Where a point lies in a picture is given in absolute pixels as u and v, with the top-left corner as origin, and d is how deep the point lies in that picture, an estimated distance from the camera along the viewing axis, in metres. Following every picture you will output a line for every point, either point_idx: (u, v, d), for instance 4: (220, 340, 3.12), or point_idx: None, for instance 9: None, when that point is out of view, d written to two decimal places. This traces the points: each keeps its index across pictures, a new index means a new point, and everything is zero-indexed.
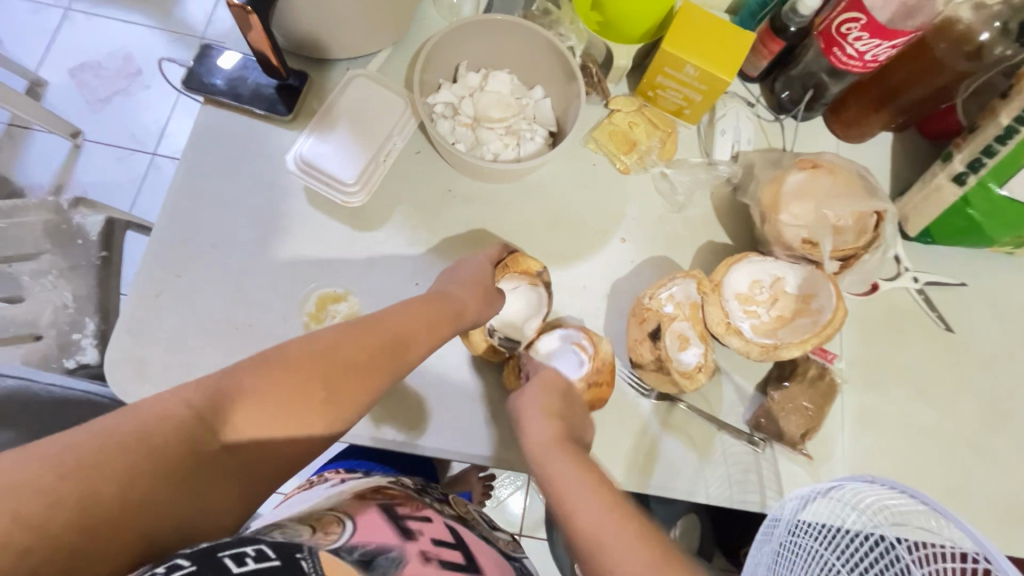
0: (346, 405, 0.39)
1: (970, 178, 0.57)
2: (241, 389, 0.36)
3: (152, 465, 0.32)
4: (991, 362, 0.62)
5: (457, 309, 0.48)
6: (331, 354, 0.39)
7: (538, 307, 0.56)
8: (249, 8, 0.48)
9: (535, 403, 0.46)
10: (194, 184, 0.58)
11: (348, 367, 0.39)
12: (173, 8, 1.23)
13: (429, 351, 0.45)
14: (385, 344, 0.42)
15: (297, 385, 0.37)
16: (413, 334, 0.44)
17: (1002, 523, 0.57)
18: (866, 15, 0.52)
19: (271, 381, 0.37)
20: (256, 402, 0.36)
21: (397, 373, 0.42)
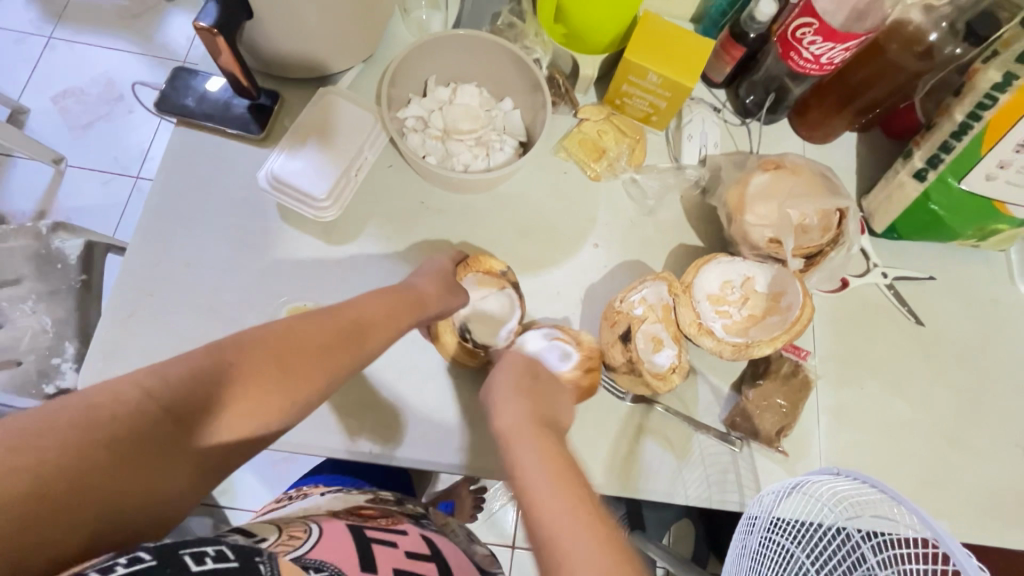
0: (305, 392, 0.39)
1: (929, 175, 0.59)
2: (200, 374, 0.35)
3: (104, 450, 0.31)
4: (962, 353, 0.63)
5: (419, 300, 0.49)
6: (291, 338, 0.39)
7: (509, 309, 0.56)
8: (216, 30, 0.49)
9: (508, 385, 0.44)
10: (167, 203, 0.59)
11: (308, 352, 0.40)
12: (155, 33, 1.25)
13: (391, 340, 0.46)
14: (344, 331, 0.42)
15: (256, 368, 0.37)
16: (373, 321, 0.45)
17: (980, 513, 0.57)
18: (818, 20, 0.54)
19: (228, 364, 0.36)
20: (214, 386, 0.36)
21: (358, 359, 0.43)
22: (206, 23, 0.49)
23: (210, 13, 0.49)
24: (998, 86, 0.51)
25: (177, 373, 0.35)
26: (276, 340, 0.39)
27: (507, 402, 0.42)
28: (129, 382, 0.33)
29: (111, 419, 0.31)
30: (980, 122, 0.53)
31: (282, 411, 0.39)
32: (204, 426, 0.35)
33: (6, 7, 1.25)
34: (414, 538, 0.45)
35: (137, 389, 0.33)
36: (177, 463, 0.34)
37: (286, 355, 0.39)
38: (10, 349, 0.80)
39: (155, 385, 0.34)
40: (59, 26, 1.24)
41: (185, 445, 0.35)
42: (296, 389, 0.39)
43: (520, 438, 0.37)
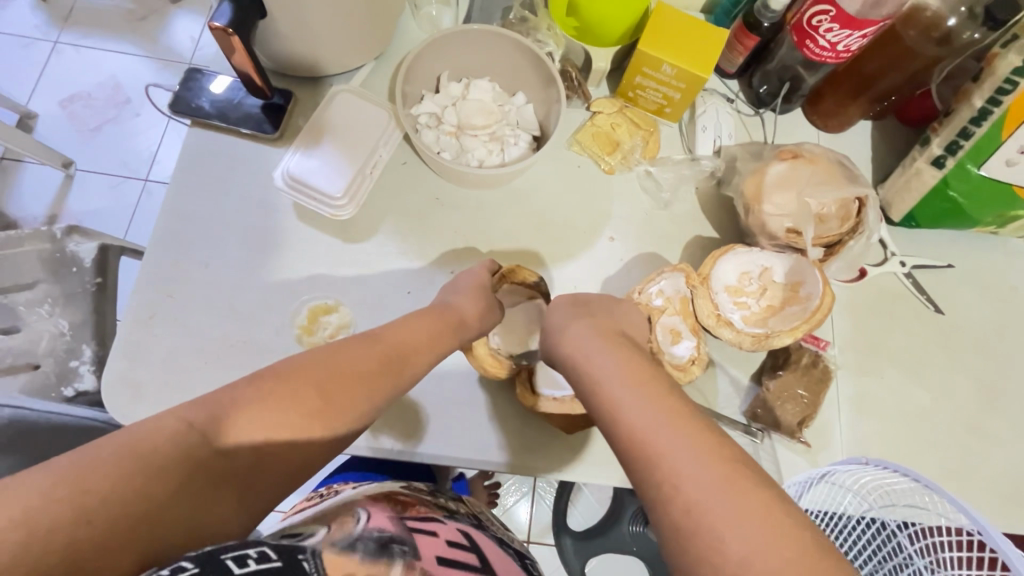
0: (342, 422, 0.38)
1: (948, 161, 0.58)
2: (241, 403, 0.34)
3: (154, 481, 0.30)
4: (983, 341, 0.63)
5: (458, 319, 0.48)
6: (333, 368, 0.38)
7: (536, 319, 0.57)
8: (231, 30, 0.49)
9: (568, 315, 0.47)
10: (184, 204, 0.59)
11: (349, 380, 0.38)
12: (160, 36, 1.25)
13: (432, 363, 0.45)
14: (386, 356, 0.41)
15: (296, 398, 0.36)
16: (415, 346, 0.44)
17: (1002, 502, 0.57)
18: (835, 7, 0.53)
19: (269, 392, 0.35)
20: (255, 416, 0.35)
21: (400, 385, 0.41)
22: (221, 23, 0.48)
23: (225, 13, 0.49)
24: (1018, 70, 0.51)
25: (219, 403, 0.34)
26: (319, 369, 0.38)
27: (566, 326, 0.45)
28: (172, 415, 0.32)
29: (156, 452, 0.31)
30: (999, 108, 0.53)
31: (320, 445, 0.37)
32: (246, 456, 0.34)
33: (12, 12, 1.25)
34: (451, 529, 0.46)
35: (179, 421, 0.32)
36: (221, 495, 0.33)
37: (328, 386, 0.37)
38: (29, 353, 0.81)
39: (197, 417, 0.33)
40: (65, 30, 1.24)
41: (227, 477, 0.34)
42: (332, 421, 0.37)
43: (592, 349, 0.41)
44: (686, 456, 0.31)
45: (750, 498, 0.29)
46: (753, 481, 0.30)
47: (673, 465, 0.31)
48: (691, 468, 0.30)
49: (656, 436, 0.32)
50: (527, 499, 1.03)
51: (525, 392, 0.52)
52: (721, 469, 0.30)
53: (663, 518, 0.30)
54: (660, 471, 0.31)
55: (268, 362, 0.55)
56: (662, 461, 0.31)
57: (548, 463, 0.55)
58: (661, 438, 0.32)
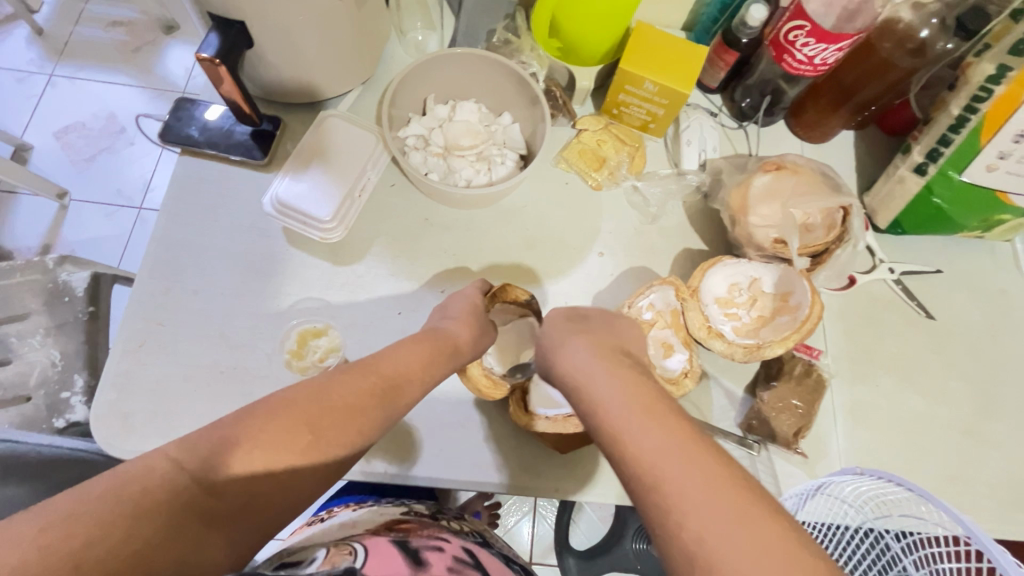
0: (336, 452, 0.37)
1: (930, 169, 0.59)
2: (229, 441, 0.34)
3: (144, 522, 0.29)
4: (975, 345, 0.63)
5: (452, 342, 0.47)
6: (324, 400, 0.37)
7: (528, 335, 0.57)
8: (218, 60, 0.50)
9: (565, 331, 0.45)
10: (173, 232, 0.59)
11: (341, 412, 0.38)
12: (154, 66, 1.27)
13: (427, 393, 0.44)
14: (379, 386, 0.40)
15: (284, 433, 0.35)
16: (410, 372, 0.42)
17: (1005, 509, 0.57)
18: (810, 22, 0.54)
19: (255, 429, 0.34)
20: (245, 452, 0.34)
21: (392, 416, 0.40)
22: (208, 54, 0.50)
23: (212, 44, 0.50)
24: (993, 78, 0.52)
25: (204, 441, 0.33)
26: (308, 402, 0.37)
27: (564, 342, 0.43)
28: (158, 454, 0.32)
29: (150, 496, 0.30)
30: (977, 115, 0.53)
31: (313, 476, 0.37)
32: (237, 495, 0.34)
33: (7, 46, 1.27)
34: (455, 547, 0.46)
35: (166, 462, 0.31)
36: (212, 536, 0.32)
37: (317, 418, 0.37)
38: (20, 385, 0.80)
39: (184, 456, 0.32)
40: (60, 63, 1.26)
41: (214, 519, 0.32)
42: (323, 452, 0.36)
43: (595, 369, 0.38)
44: (710, 492, 0.28)
45: (764, 528, 0.27)
46: (762, 508, 0.28)
47: (682, 497, 0.28)
48: (702, 496, 0.28)
49: (666, 463, 0.30)
50: (528, 519, 1.01)
51: (519, 411, 0.52)
52: (736, 501, 0.28)
53: (672, 555, 0.28)
54: (665, 500, 0.29)
55: (257, 388, 0.55)
56: (665, 491, 0.29)
57: (543, 483, 0.54)
58: (664, 465, 0.30)
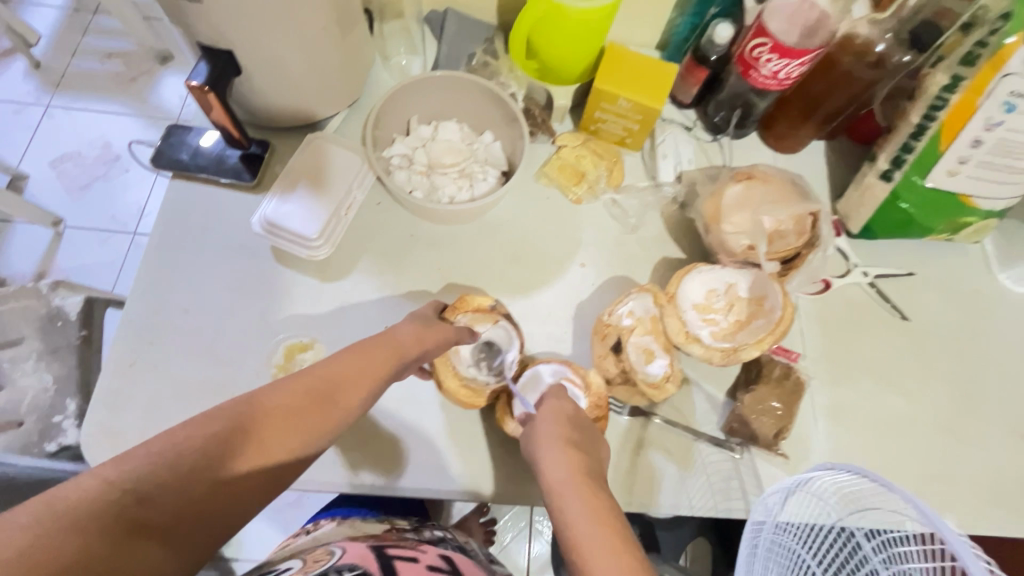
0: (281, 458, 0.40)
1: (895, 175, 0.61)
2: (166, 452, 0.34)
3: (64, 542, 0.29)
4: (949, 345, 0.64)
5: (400, 346, 0.48)
6: (264, 407, 0.40)
7: (506, 340, 0.57)
8: (207, 87, 0.53)
9: (552, 436, 0.45)
10: (164, 253, 0.61)
11: (281, 416, 0.40)
12: (150, 95, 1.30)
13: (368, 397, 0.45)
14: (316, 394, 0.42)
15: (226, 439, 0.37)
16: (351, 378, 0.45)
17: (982, 505, 0.58)
18: (771, 39, 0.57)
19: (192, 440, 0.35)
20: (182, 461, 0.35)
21: (332, 420, 0.43)
22: (198, 81, 0.52)
23: (202, 73, 0.53)
24: (947, 87, 0.54)
25: (140, 456, 0.34)
26: (246, 409, 0.39)
27: (553, 456, 0.42)
28: (92, 473, 0.32)
29: (81, 508, 0.30)
30: (935, 123, 0.56)
31: (263, 481, 0.39)
32: (172, 506, 0.34)
33: (4, 79, 1.30)
34: (431, 556, 0.46)
35: (99, 478, 0.31)
36: (148, 546, 0.32)
37: (255, 424, 0.39)
38: (12, 410, 0.81)
39: (119, 473, 0.32)
40: (57, 95, 1.29)
41: (152, 531, 0.33)
42: (267, 458, 0.39)
43: (568, 486, 0.39)
44: None
45: None
46: None
47: None
48: None
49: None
50: (525, 536, 1.01)
51: (502, 414, 0.53)
52: None
53: None
54: None
55: None
56: None
57: (530, 491, 0.55)
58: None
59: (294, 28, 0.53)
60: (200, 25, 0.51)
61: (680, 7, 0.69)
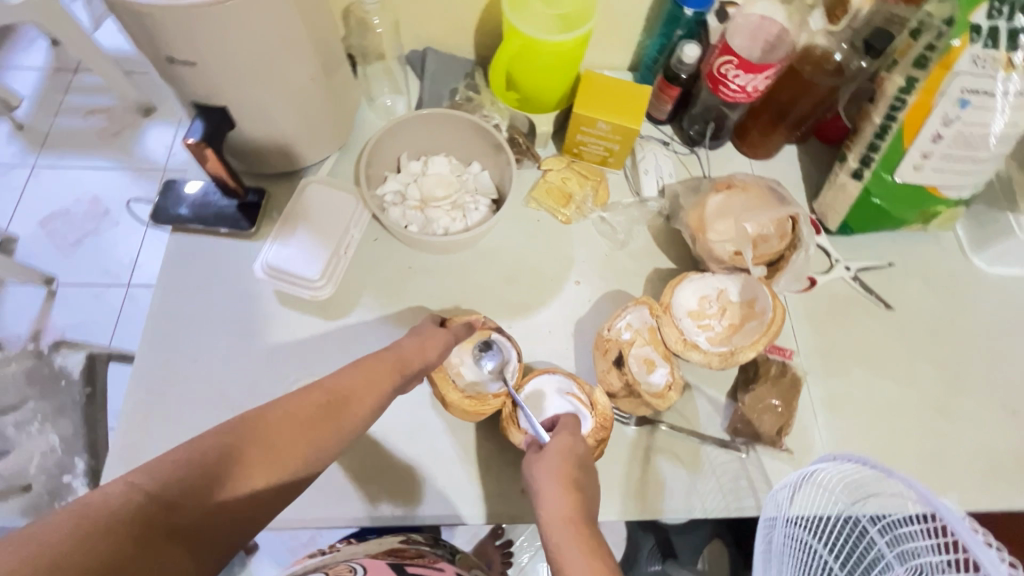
0: (292, 467, 0.41)
1: (865, 173, 0.65)
2: (186, 462, 0.36)
3: (105, 537, 0.30)
4: (933, 329, 0.67)
5: (403, 360, 0.50)
6: (276, 416, 0.42)
7: (504, 353, 0.58)
8: (203, 143, 0.55)
9: (553, 473, 0.44)
10: (168, 306, 0.62)
11: (291, 428, 0.42)
12: (135, 147, 1.32)
13: (374, 407, 0.47)
14: (325, 405, 0.44)
15: (239, 448, 0.39)
16: (357, 390, 0.46)
17: (982, 482, 0.60)
18: (736, 57, 0.60)
19: (209, 451, 0.37)
20: (203, 471, 0.36)
21: (340, 429, 0.44)
22: (194, 139, 0.55)
23: (197, 130, 0.55)
24: (904, 89, 0.58)
25: (163, 467, 0.35)
26: (258, 420, 0.41)
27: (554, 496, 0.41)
28: (123, 482, 0.33)
29: (114, 514, 0.31)
30: (896, 122, 0.60)
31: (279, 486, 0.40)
32: (194, 512, 0.34)
33: None
34: None
35: (127, 485, 0.33)
36: (173, 550, 0.33)
37: (269, 436, 0.41)
38: None
39: (145, 481, 0.34)
40: (42, 154, 1.31)
41: (180, 536, 0.33)
42: (282, 466, 0.40)
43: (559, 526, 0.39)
44: None
45: None
46: None
47: None
48: None
49: None
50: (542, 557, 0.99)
51: (507, 421, 0.54)
52: None
53: None
54: None
55: None
56: None
57: None
58: None
59: (285, 76, 0.56)
60: (195, 84, 0.53)
61: (648, 30, 0.73)
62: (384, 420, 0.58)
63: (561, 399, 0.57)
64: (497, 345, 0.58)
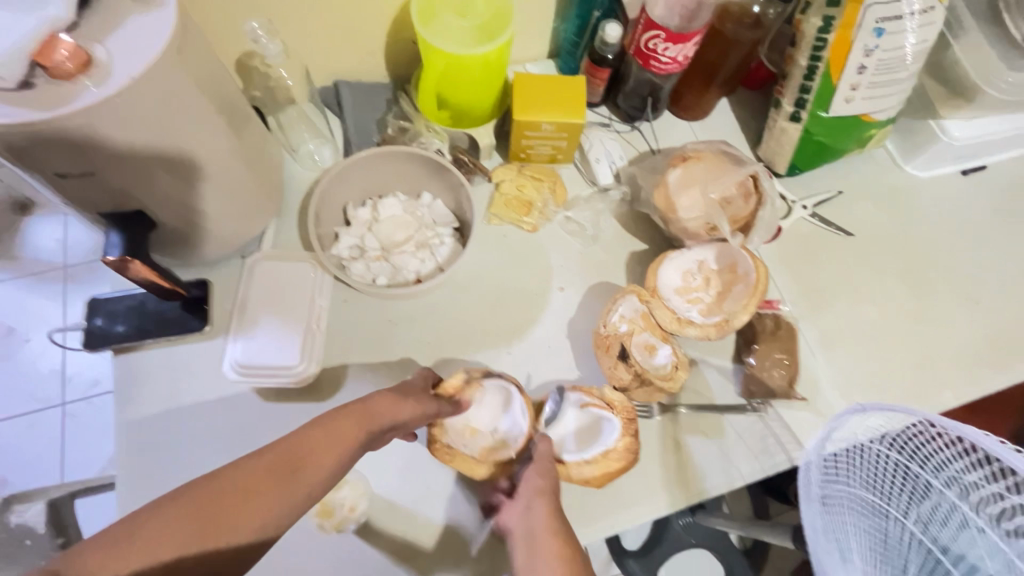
0: (240, 540, 0.36)
1: (803, 114, 0.66)
2: (113, 539, 0.33)
3: None
4: (892, 242, 0.71)
5: (371, 414, 0.43)
6: (223, 482, 0.36)
7: (506, 394, 0.55)
8: (127, 257, 0.48)
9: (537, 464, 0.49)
10: (137, 439, 0.55)
11: (238, 496, 0.36)
12: (22, 250, 1.15)
13: (337, 467, 0.40)
14: (281, 467, 0.38)
15: (175, 524, 0.34)
16: (315, 450, 0.40)
17: (966, 371, 0.65)
18: (663, 30, 0.59)
19: (143, 526, 0.33)
20: (129, 549, 0.32)
21: (294, 495, 0.38)
22: (115, 255, 0.48)
23: (116, 244, 0.48)
24: (823, 29, 0.60)
25: (91, 543, 0.32)
26: (202, 488, 0.36)
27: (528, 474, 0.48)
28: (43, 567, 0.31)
29: None
30: (822, 62, 0.61)
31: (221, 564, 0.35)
32: None
33: None
34: None
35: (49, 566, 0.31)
36: None
37: (213, 508, 0.35)
38: None
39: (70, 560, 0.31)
40: None
41: None
42: (224, 538, 0.35)
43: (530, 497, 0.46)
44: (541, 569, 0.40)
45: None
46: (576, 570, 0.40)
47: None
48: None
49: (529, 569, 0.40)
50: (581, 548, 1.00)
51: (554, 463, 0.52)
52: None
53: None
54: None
55: (287, 557, 0.52)
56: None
57: (600, 525, 0.55)
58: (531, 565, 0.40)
59: (191, 137, 0.47)
60: (97, 194, 0.46)
61: (562, 15, 0.70)
62: (413, 489, 0.55)
63: (580, 413, 0.55)
64: (496, 390, 0.55)
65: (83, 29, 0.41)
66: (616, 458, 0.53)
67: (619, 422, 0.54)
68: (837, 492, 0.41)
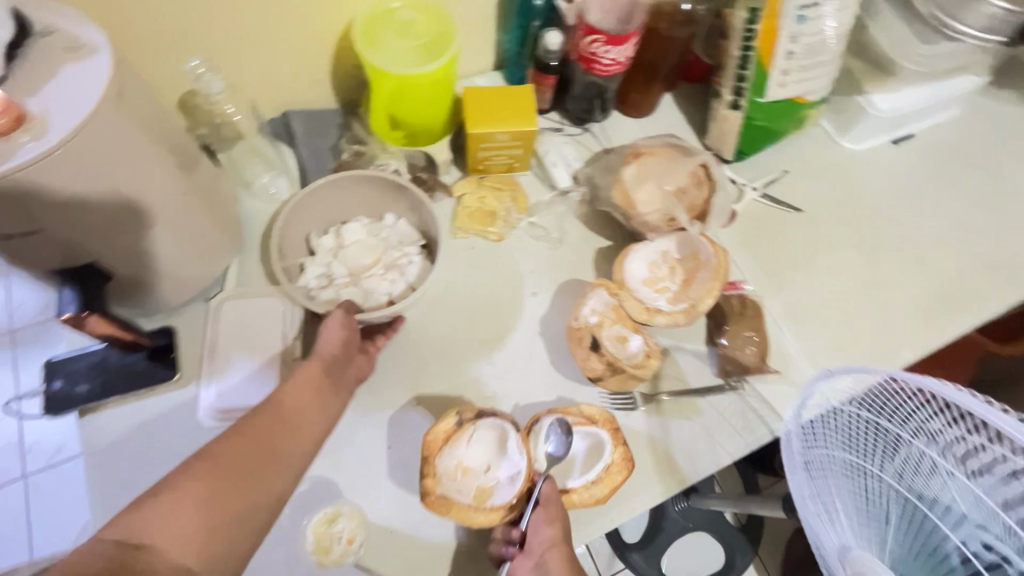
0: (270, 474, 0.43)
1: (742, 102, 0.69)
2: (158, 498, 0.38)
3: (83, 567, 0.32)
4: (838, 213, 0.75)
5: (334, 364, 0.51)
6: (235, 435, 0.43)
7: (497, 424, 0.54)
8: (83, 312, 0.47)
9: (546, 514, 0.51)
10: (114, 502, 0.53)
11: (253, 443, 0.43)
12: None
13: (325, 410, 0.49)
14: (280, 419, 0.46)
15: (205, 477, 0.40)
16: (299, 401, 0.47)
17: (920, 325, 0.69)
18: (600, 33, 0.61)
19: (178, 483, 0.39)
20: (176, 501, 0.38)
21: (298, 434, 0.46)
22: (69, 311, 0.46)
23: (71, 300, 0.47)
24: (749, 20, 0.63)
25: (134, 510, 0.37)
26: (219, 445, 0.42)
27: (540, 526, 0.50)
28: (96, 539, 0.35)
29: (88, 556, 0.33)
30: (753, 50, 0.64)
31: (257, 510, 0.41)
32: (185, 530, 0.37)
33: None
34: None
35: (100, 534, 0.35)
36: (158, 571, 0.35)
37: (236, 456, 0.42)
38: None
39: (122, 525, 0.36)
40: None
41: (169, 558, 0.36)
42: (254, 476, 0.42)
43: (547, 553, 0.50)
44: None
45: None
46: None
47: None
48: None
49: None
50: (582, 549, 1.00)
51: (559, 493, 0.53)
52: None
53: None
54: None
55: None
56: None
57: (600, 522, 0.56)
58: None
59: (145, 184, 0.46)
60: (48, 254, 0.44)
61: (502, 27, 0.72)
62: (410, 511, 0.55)
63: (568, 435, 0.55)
64: (485, 426, 0.54)
65: (15, 82, 0.40)
66: (617, 471, 0.54)
67: (608, 433, 0.55)
68: (813, 454, 0.44)
